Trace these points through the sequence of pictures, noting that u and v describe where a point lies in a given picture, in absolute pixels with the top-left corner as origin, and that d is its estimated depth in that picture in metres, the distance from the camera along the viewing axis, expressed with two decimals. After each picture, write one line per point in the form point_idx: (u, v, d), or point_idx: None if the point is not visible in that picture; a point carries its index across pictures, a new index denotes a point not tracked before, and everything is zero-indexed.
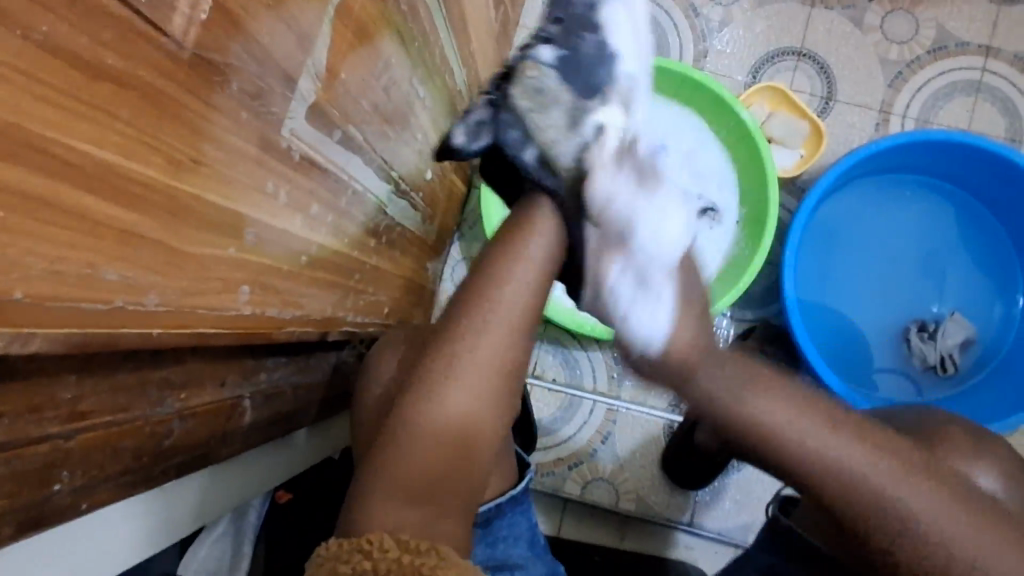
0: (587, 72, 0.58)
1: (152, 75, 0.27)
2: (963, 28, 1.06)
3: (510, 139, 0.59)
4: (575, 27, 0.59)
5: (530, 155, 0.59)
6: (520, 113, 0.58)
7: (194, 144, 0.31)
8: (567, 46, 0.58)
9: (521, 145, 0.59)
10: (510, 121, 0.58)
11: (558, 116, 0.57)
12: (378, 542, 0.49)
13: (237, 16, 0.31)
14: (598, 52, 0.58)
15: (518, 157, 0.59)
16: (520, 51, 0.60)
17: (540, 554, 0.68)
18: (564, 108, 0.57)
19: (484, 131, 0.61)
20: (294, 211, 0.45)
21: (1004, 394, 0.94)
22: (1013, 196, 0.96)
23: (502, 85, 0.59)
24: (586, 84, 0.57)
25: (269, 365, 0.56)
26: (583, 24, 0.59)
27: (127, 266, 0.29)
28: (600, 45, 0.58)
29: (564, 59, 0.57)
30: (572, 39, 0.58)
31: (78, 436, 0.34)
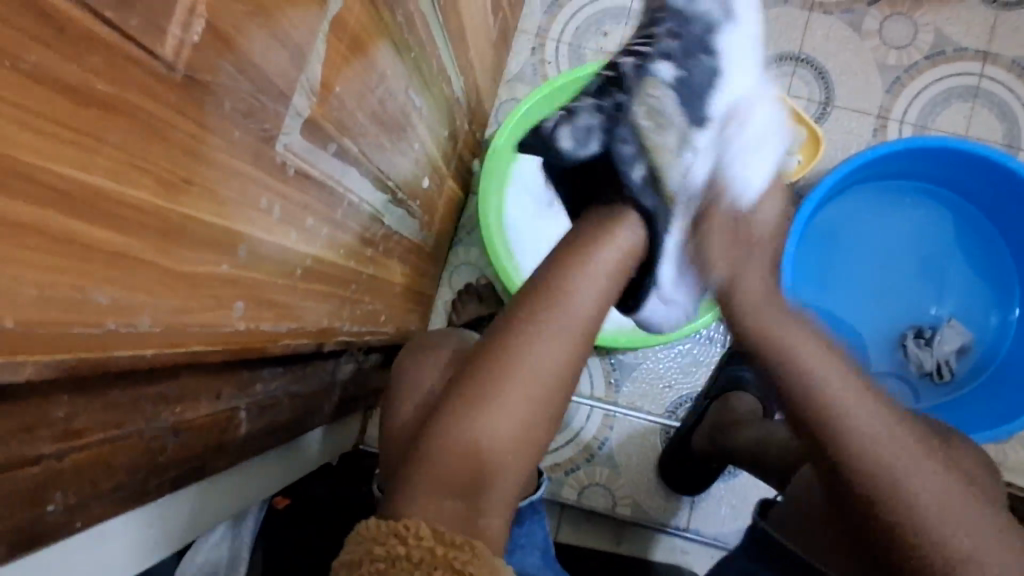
0: (698, 98, 0.64)
1: (141, 98, 0.27)
2: (961, 34, 1.06)
3: (624, 153, 0.62)
4: (693, 48, 0.65)
5: (638, 172, 0.63)
6: (639, 128, 0.63)
7: (185, 164, 0.31)
8: (685, 68, 0.64)
9: (633, 160, 0.62)
10: (629, 136, 0.63)
11: (671, 136, 0.63)
12: (413, 529, 0.49)
13: (229, 36, 0.31)
14: (708, 77, 0.64)
15: (626, 172, 0.62)
16: (639, 63, 0.65)
17: (551, 563, 0.67)
18: (677, 130, 0.63)
19: (594, 135, 0.64)
20: (288, 225, 0.45)
21: (1000, 402, 0.95)
22: (1010, 204, 0.96)
23: (620, 96, 0.64)
24: (696, 111, 0.64)
25: (266, 376, 0.56)
26: (699, 46, 0.65)
27: (119, 289, 0.29)
28: (711, 69, 0.65)
29: (681, 81, 0.64)
30: (688, 58, 0.64)
31: (70, 454, 0.34)
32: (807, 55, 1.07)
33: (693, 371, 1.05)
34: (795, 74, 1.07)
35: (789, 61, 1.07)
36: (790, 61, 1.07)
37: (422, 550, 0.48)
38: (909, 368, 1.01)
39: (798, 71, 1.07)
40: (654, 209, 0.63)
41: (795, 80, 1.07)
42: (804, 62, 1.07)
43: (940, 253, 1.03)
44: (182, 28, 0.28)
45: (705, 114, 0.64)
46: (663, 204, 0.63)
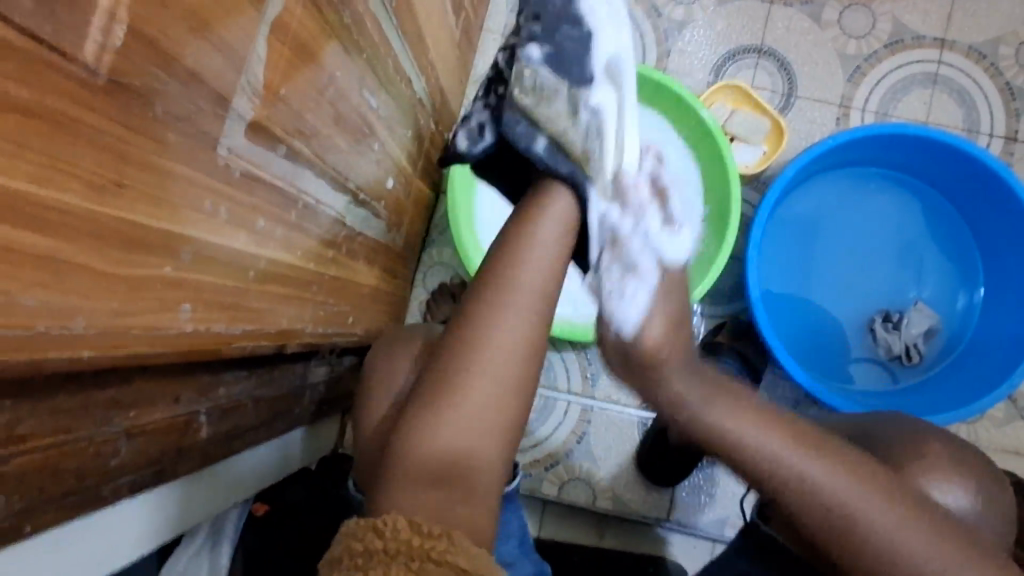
0: (574, 65, 0.63)
1: (63, 103, 0.27)
2: (918, 22, 1.08)
3: (519, 132, 0.64)
4: (554, 21, 0.63)
5: (541, 143, 0.64)
6: (523, 109, 0.64)
7: (116, 168, 0.32)
8: (553, 46, 0.62)
9: (530, 135, 0.64)
10: (516, 118, 0.64)
11: (562, 103, 0.63)
12: (391, 522, 0.49)
13: (157, 40, 0.32)
14: (576, 44, 0.63)
15: (529, 147, 0.64)
16: (512, 54, 0.66)
17: (528, 553, 0.68)
18: (563, 95, 0.63)
19: (485, 128, 0.69)
20: (237, 228, 0.45)
21: (965, 382, 0.96)
22: (970, 187, 0.97)
23: (498, 90, 0.67)
24: (576, 76, 0.63)
25: (228, 379, 0.56)
26: (560, 16, 0.63)
27: (49, 292, 0.30)
28: (579, 36, 0.63)
29: (551, 55, 0.62)
30: (553, 34, 0.63)
31: (15, 459, 0.35)
32: (768, 47, 1.09)
33: None
34: (757, 66, 1.09)
35: (751, 53, 1.09)
36: (753, 53, 1.09)
37: (399, 542, 0.48)
38: (878, 352, 1.02)
39: (761, 63, 1.09)
40: (572, 175, 0.64)
41: (758, 72, 1.09)
42: (766, 54, 1.09)
43: (906, 239, 1.05)
44: (103, 33, 0.28)
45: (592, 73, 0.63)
46: (579, 167, 0.64)
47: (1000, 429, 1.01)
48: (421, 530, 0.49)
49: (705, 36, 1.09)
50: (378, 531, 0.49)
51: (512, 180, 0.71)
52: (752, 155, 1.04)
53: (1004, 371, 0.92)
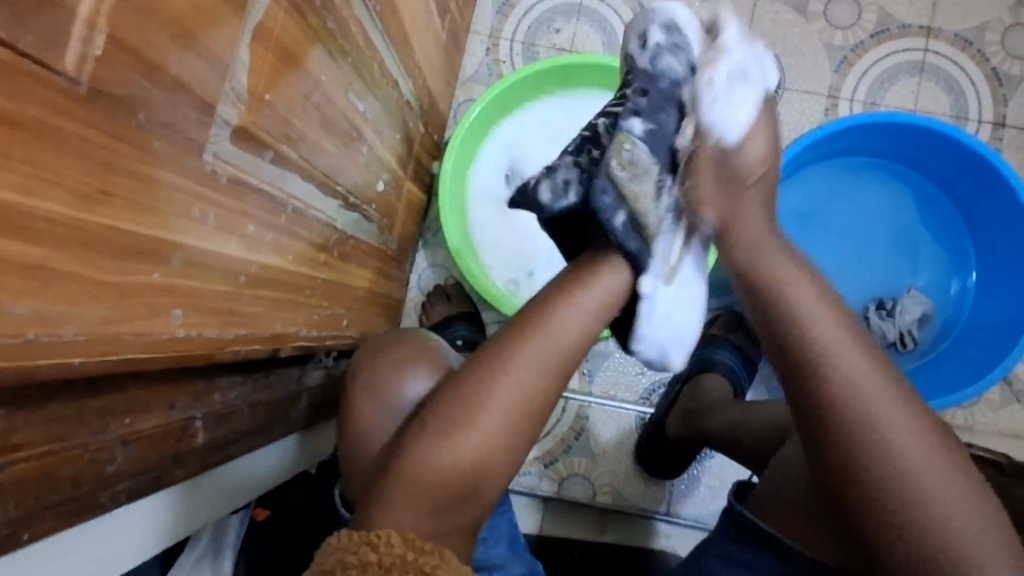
0: (665, 145, 0.62)
1: (45, 113, 0.28)
2: (904, 11, 1.09)
3: (602, 203, 0.59)
4: (660, 100, 0.63)
5: (620, 218, 0.59)
6: (615, 178, 0.59)
7: (102, 176, 0.32)
8: (653, 122, 0.62)
9: (613, 208, 0.59)
10: (606, 185, 0.59)
11: (649, 185, 0.60)
12: (385, 538, 0.50)
13: (138, 49, 0.32)
14: (674, 127, 0.63)
15: (607, 221, 0.59)
16: (610, 123, 0.64)
17: (520, 554, 0.69)
18: (653, 179, 0.60)
19: (572, 189, 0.62)
20: (226, 233, 0.46)
21: (960, 367, 0.97)
22: (958, 174, 0.98)
23: (591, 152, 0.63)
24: (666, 159, 0.62)
25: (223, 385, 0.57)
26: (667, 99, 0.63)
27: (37, 300, 0.30)
28: (680, 123, 0.63)
29: (652, 133, 0.62)
30: (654, 111, 0.63)
31: (9, 468, 0.35)
32: (755, 40, 1.09)
33: None
34: None
35: None
36: None
37: (394, 555, 0.48)
38: None
39: None
40: (638, 252, 0.60)
41: None
42: None
43: (898, 228, 1.06)
44: (83, 42, 0.29)
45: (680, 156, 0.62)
46: (645, 243, 0.60)
47: (996, 413, 1.01)
48: (415, 546, 0.50)
49: None
50: (371, 545, 0.49)
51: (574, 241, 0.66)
52: None
53: (998, 355, 0.92)
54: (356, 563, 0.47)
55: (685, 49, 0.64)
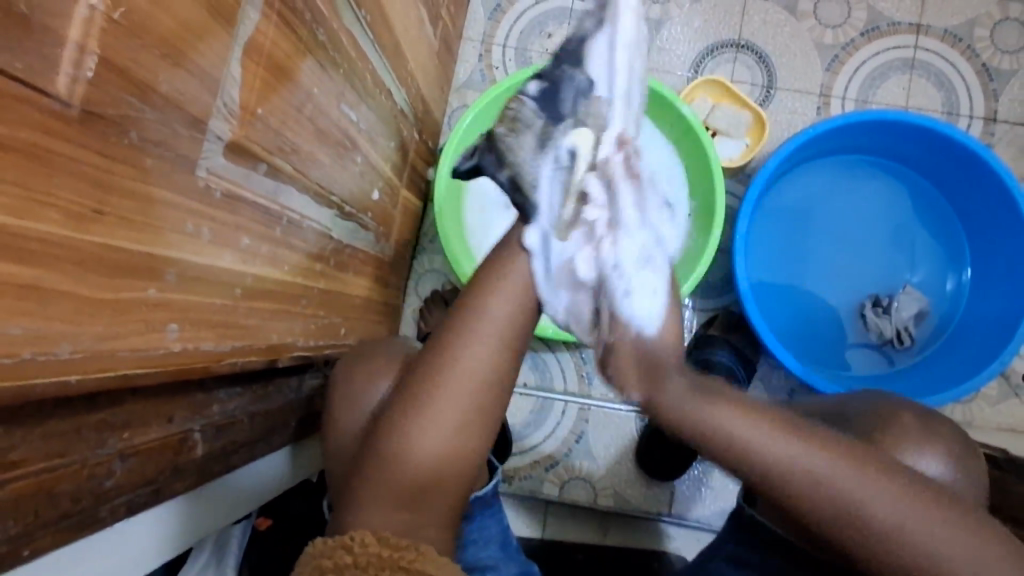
0: (560, 101, 0.63)
1: (37, 136, 0.28)
2: (893, 9, 1.09)
3: (488, 163, 0.66)
4: (559, 63, 0.65)
5: (504, 176, 0.65)
6: (498, 136, 0.64)
7: (95, 195, 0.33)
8: (551, 80, 0.64)
9: (495, 167, 0.65)
10: (493, 149, 0.65)
11: (531, 139, 0.63)
12: (359, 538, 0.51)
13: (128, 69, 0.33)
14: (575, 92, 0.63)
15: (495, 177, 0.65)
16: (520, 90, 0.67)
17: (512, 555, 0.69)
18: (534, 131, 0.63)
19: (473, 153, 0.68)
20: (221, 247, 0.46)
21: (957, 363, 0.97)
22: (951, 170, 0.98)
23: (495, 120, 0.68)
24: (556, 111, 0.63)
25: (222, 397, 0.57)
26: (570, 58, 0.64)
27: (32, 320, 0.30)
28: (577, 85, 0.63)
29: (543, 91, 0.63)
30: (555, 72, 0.64)
31: (9, 485, 0.35)
32: (746, 41, 1.10)
33: None
34: (736, 60, 1.10)
35: (729, 48, 1.10)
36: (731, 48, 1.10)
37: (369, 554, 0.49)
38: (870, 337, 1.03)
39: (739, 57, 1.10)
40: (523, 207, 0.63)
41: (737, 67, 1.10)
42: (744, 48, 1.10)
43: (892, 224, 1.06)
44: (74, 65, 0.29)
45: (574, 112, 0.63)
46: (528, 198, 0.63)
47: (994, 407, 1.02)
48: (390, 544, 0.51)
49: (683, 33, 1.10)
50: (347, 547, 0.50)
51: None
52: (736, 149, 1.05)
53: (995, 350, 0.92)
54: (333, 565, 0.48)
55: (608, 28, 0.65)
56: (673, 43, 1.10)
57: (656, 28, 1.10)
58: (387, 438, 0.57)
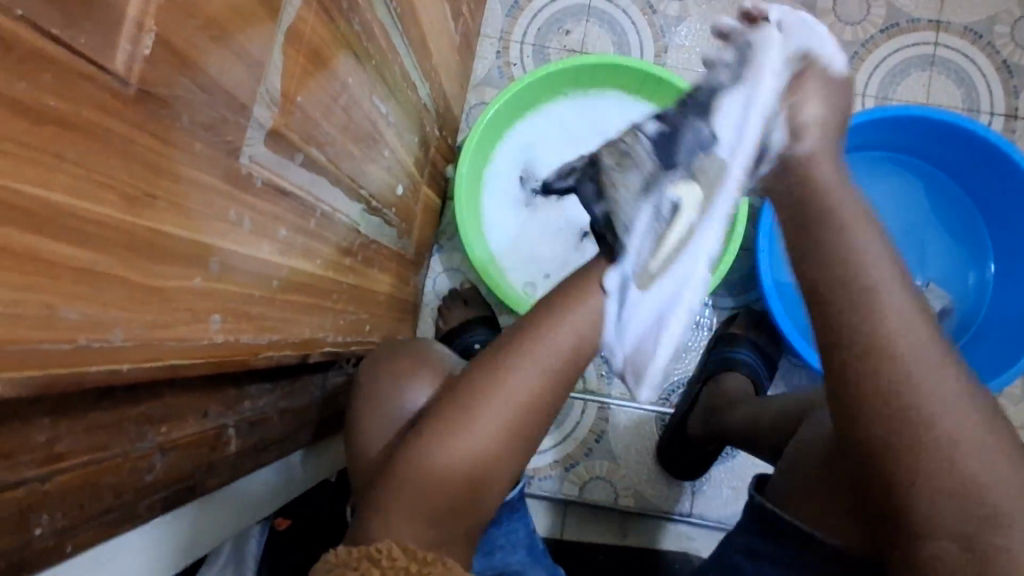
0: (682, 147, 0.57)
1: (97, 114, 0.27)
2: (913, 5, 1.09)
3: (588, 193, 0.63)
4: (692, 112, 0.57)
5: (599, 210, 0.62)
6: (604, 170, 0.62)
7: (148, 178, 0.32)
8: (670, 124, 0.58)
9: (594, 199, 0.63)
10: (593, 180, 0.63)
11: (633, 176, 0.59)
12: (387, 550, 0.49)
13: (182, 49, 0.32)
14: (694, 142, 0.56)
15: (590, 209, 0.63)
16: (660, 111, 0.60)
17: (539, 559, 0.68)
18: (642, 172, 0.58)
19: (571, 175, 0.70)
20: (261, 237, 0.45)
21: (983, 359, 0.96)
22: (974, 165, 0.98)
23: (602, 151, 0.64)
24: (670, 155, 0.57)
25: (253, 393, 0.56)
26: (701, 109, 0.57)
27: (88, 305, 0.29)
28: (701, 134, 0.56)
29: (663, 132, 0.58)
30: (678, 120, 0.57)
31: (55, 478, 0.34)
32: None
33: (683, 357, 1.06)
34: None
35: None
36: None
37: (398, 568, 0.47)
38: None
39: None
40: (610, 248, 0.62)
41: None
42: None
43: (911, 221, 1.06)
44: (133, 42, 0.28)
45: (687, 165, 0.56)
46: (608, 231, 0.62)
47: (1020, 406, 1.01)
48: (418, 556, 0.49)
49: (701, 30, 1.09)
50: (373, 561, 0.47)
51: None
52: None
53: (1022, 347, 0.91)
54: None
55: (747, 81, 0.56)
56: (692, 40, 1.09)
57: (675, 24, 1.09)
58: (414, 438, 0.56)
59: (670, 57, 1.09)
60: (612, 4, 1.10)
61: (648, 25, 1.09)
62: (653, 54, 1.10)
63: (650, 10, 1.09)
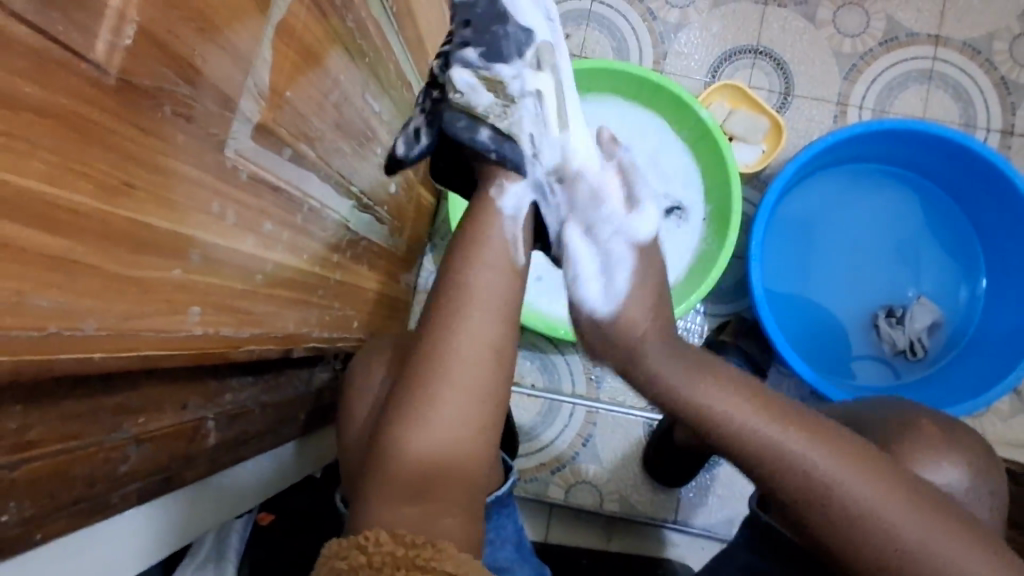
0: (507, 51, 0.60)
1: (74, 102, 0.27)
2: (913, 19, 1.09)
3: (483, 137, 0.61)
4: (486, 24, 0.60)
5: (493, 141, 0.61)
6: (470, 106, 0.59)
7: (127, 168, 0.32)
8: (484, 44, 0.59)
9: (488, 137, 0.61)
10: (460, 115, 0.59)
11: (518, 112, 0.61)
12: (374, 536, 0.45)
13: (166, 40, 0.32)
14: (518, 44, 0.60)
15: (478, 143, 0.61)
16: (439, 55, 0.60)
17: (527, 556, 0.69)
18: (505, 101, 0.60)
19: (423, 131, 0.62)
20: (244, 230, 0.45)
21: (971, 374, 0.97)
22: (970, 181, 0.98)
23: (432, 89, 0.61)
24: (518, 54, 0.60)
25: (235, 386, 0.56)
26: (492, 20, 0.60)
27: (60, 293, 0.29)
28: (515, 38, 0.60)
29: (489, 57, 0.59)
30: (490, 38, 0.59)
31: (23, 466, 0.34)
32: (764, 47, 1.09)
33: None
34: (754, 66, 1.09)
35: (747, 53, 1.09)
36: (749, 54, 1.09)
37: (383, 554, 0.44)
38: (883, 347, 1.02)
39: (757, 63, 1.09)
40: (531, 178, 0.63)
41: (755, 72, 1.09)
42: (763, 54, 1.09)
43: (907, 235, 1.06)
44: (114, 32, 0.28)
45: (530, 61, 0.61)
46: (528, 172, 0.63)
47: (1007, 422, 1.03)
48: (406, 542, 0.46)
49: (701, 38, 1.10)
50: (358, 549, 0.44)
51: (456, 172, 0.69)
52: (752, 154, 1.04)
53: (1010, 364, 0.92)
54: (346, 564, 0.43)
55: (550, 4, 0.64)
56: (691, 48, 1.10)
57: (675, 31, 1.10)
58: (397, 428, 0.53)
59: (669, 64, 1.10)
60: (612, 10, 1.10)
61: (647, 31, 1.10)
62: (652, 61, 1.10)
63: (650, 16, 1.10)
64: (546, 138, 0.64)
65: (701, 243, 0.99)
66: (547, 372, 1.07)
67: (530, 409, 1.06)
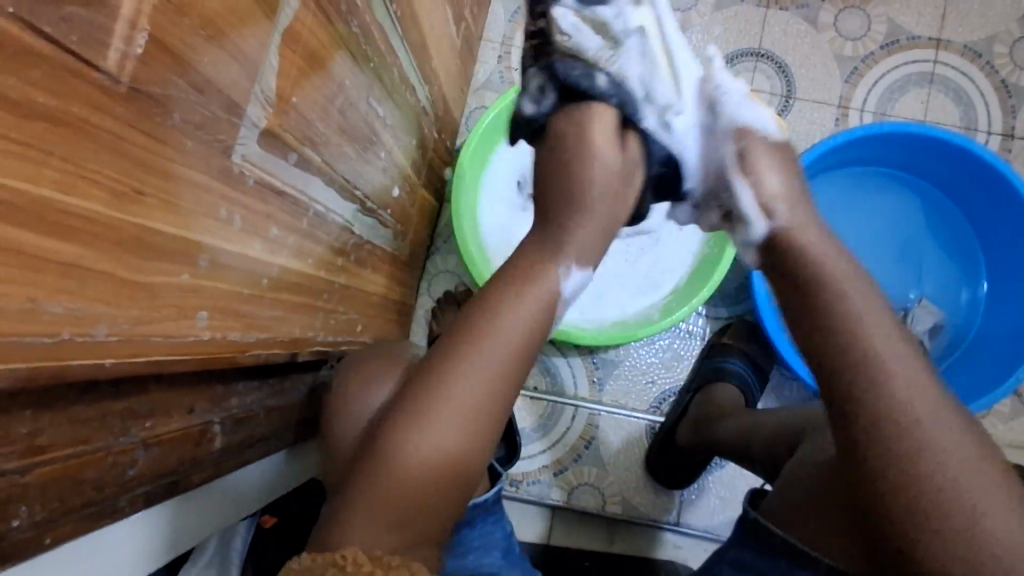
0: None
1: (86, 111, 0.28)
2: (914, 23, 1.09)
3: (574, 73, 0.54)
4: None
5: (603, 79, 0.54)
6: (570, 52, 0.53)
7: (137, 175, 0.32)
8: None
9: (589, 75, 0.54)
10: (572, 62, 0.54)
11: (612, 43, 0.53)
12: (352, 556, 0.45)
13: (176, 48, 0.32)
14: None
15: (591, 87, 0.54)
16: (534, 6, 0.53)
17: (513, 562, 0.68)
18: (598, 34, 0.53)
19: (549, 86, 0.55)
20: (251, 235, 0.45)
21: (972, 376, 0.97)
22: (972, 184, 0.98)
23: (536, 45, 0.55)
24: None
25: (241, 390, 0.56)
26: None
27: (72, 299, 0.30)
28: None
29: None
30: None
31: (34, 471, 0.34)
32: (766, 50, 1.10)
33: (675, 365, 1.06)
34: (756, 70, 1.10)
35: (749, 56, 1.10)
36: (751, 57, 1.10)
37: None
38: None
39: (759, 66, 1.10)
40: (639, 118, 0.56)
41: (756, 75, 1.10)
42: (764, 57, 1.10)
43: (908, 237, 1.06)
44: (125, 41, 0.29)
45: None
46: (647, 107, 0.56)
47: (1007, 424, 1.03)
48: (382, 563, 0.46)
49: (703, 41, 1.10)
50: (340, 566, 0.44)
51: None
52: None
53: (1011, 366, 0.92)
54: None
55: None
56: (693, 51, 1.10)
57: None
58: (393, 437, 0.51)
59: None
60: None
61: None
62: None
63: None
64: (659, 49, 0.55)
65: (703, 246, 0.99)
66: (549, 374, 1.07)
67: (532, 411, 1.06)
